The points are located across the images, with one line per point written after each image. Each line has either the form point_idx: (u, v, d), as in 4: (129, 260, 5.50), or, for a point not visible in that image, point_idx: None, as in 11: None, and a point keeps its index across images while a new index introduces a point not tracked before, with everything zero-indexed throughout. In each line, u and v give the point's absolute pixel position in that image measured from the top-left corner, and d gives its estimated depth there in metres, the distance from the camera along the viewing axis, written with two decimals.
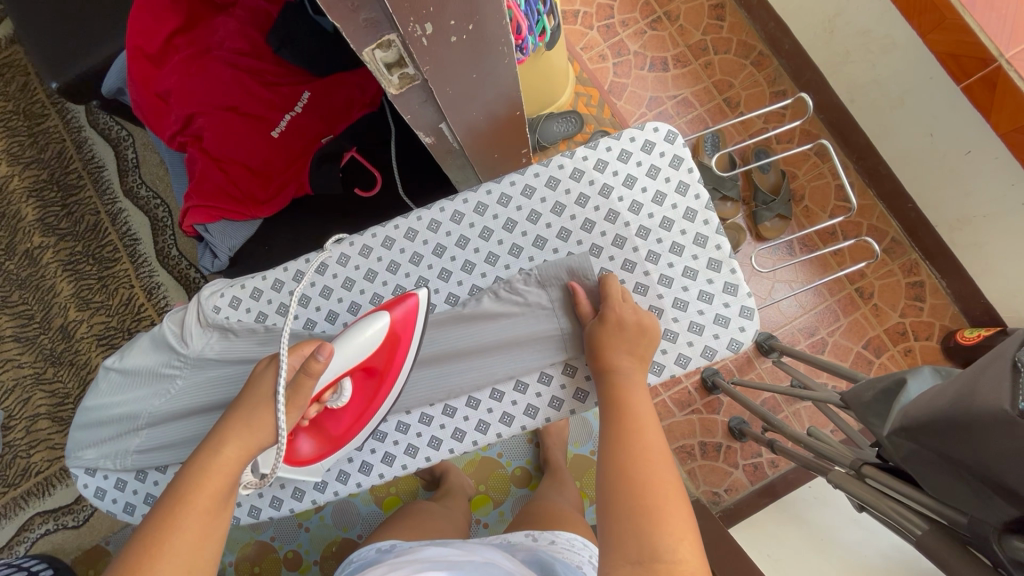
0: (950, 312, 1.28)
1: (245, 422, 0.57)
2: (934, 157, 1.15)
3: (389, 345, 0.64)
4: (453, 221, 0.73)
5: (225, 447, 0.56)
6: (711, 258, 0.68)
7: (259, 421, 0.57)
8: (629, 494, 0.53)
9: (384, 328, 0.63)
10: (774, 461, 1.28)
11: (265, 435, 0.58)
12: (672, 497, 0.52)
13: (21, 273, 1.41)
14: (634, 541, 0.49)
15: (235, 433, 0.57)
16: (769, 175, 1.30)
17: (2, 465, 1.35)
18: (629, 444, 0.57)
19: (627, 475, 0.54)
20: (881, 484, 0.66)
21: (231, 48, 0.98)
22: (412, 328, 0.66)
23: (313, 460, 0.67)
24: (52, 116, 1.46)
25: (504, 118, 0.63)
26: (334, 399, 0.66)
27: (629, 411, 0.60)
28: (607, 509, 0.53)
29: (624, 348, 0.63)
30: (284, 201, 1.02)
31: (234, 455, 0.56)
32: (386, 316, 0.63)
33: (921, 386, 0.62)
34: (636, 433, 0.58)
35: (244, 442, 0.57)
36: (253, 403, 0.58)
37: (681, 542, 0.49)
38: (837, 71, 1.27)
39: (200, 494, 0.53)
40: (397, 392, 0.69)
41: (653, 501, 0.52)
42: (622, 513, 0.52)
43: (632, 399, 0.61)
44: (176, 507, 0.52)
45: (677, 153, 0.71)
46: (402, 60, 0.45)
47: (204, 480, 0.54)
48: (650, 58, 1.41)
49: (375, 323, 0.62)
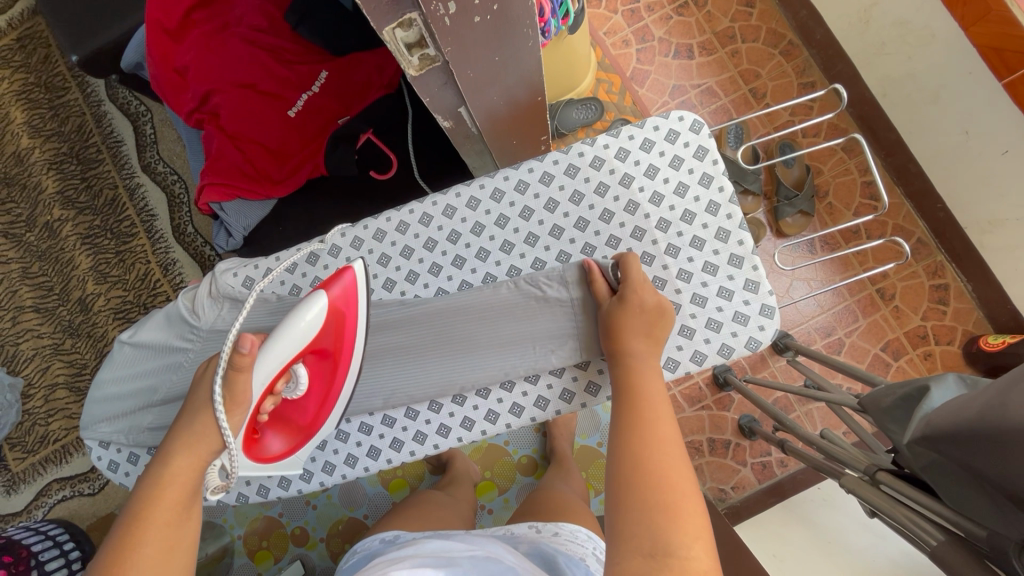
0: (974, 317, 1.24)
1: (189, 430, 0.57)
2: (969, 156, 1.11)
3: (336, 323, 0.62)
4: (469, 207, 0.72)
5: (175, 458, 0.56)
6: (732, 254, 0.66)
7: (204, 428, 0.57)
8: (642, 485, 0.51)
9: (327, 308, 0.60)
10: (783, 460, 1.27)
11: (213, 441, 0.57)
12: (687, 492, 0.51)
13: (41, 245, 1.43)
14: (646, 534, 0.48)
15: (181, 445, 0.56)
16: (793, 170, 1.26)
17: (21, 432, 1.39)
18: (643, 435, 0.55)
19: (642, 466, 0.52)
20: (897, 492, 0.64)
21: (249, 25, 0.98)
22: (355, 302, 0.64)
23: (285, 454, 0.65)
24: (73, 89, 1.47)
25: (524, 103, 0.61)
26: (290, 389, 0.63)
27: (644, 399, 0.58)
28: (621, 499, 0.51)
29: (640, 331, 0.62)
30: (299, 181, 1.01)
31: (185, 464, 0.56)
32: (324, 295, 0.60)
33: (944, 395, 0.60)
34: (651, 424, 0.56)
35: (192, 450, 0.56)
36: (194, 412, 0.57)
37: (695, 540, 0.48)
38: (870, 63, 1.22)
39: (158, 508, 0.53)
40: (355, 367, 0.68)
41: (666, 495, 0.50)
42: (634, 507, 0.50)
43: (647, 388, 0.59)
44: (135, 524, 0.52)
45: (702, 144, 0.68)
46: (423, 40, 0.43)
47: (160, 492, 0.54)
48: (675, 45, 1.37)
49: (314, 306, 0.59)
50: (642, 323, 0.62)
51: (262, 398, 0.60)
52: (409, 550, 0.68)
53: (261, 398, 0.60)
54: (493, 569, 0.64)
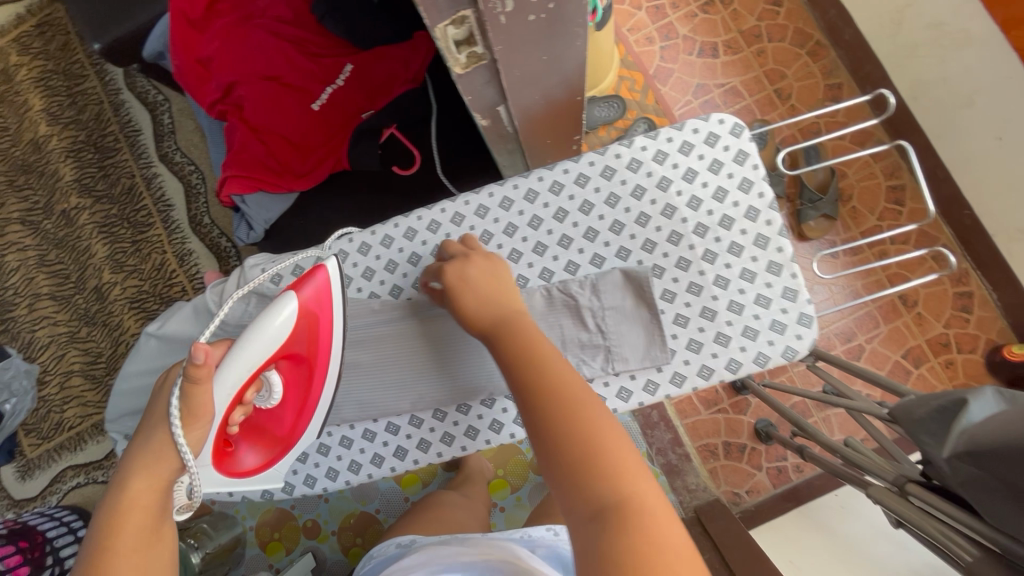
0: (998, 326, 1.22)
1: (147, 452, 0.55)
2: (999, 162, 1.09)
3: (308, 327, 0.61)
4: (501, 207, 0.70)
5: (133, 482, 0.55)
6: (771, 261, 0.65)
7: (161, 450, 0.55)
8: (565, 452, 0.49)
9: (298, 311, 0.59)
10: (799, 465, 1.25)
11: (170, 463, 0.55)
12: (605, 426, 0.50)
13: (58, 232, 1.43)
14: (593, 495, 0.46)
15: (140, 468, 0.55)
16: (817, 172, 1.25)
17: (36, 419, 1.39)
18: (546, 398, 0.52)
19: (553, 427, 0.50)
20: (927, 503, 0.64)
21: (274, 16, 0.98)
22: (328, 302, 0.63)
23: (262, 467, 0.64)
24: (91, 77, 1.47)
25: (563, 102, 0.60)
26: (262, 398, 0.62)
27: (535, 358, 0.55)
28: (550, 469, 0.49)
29: (481, 287, 0.62)
30: (321, 175, 1.00)
31: (145, 488, 0.55)
32: (293, 297, 0.59)
33: (984, 409, 0.58)
34: (551, 382, 0.53)
35: (152, 472, 0.55)
36: (149, 432, 0.56)
37: (635, 473, 0.47)
38: (900, 66, 1.20)
39: (122, 535, 0.53)
40: (333, 374, 0.67)
41: (596, 446, 0.48)
42: (572, 474, 0.48)
43: (535, 347, 0.56)
44: (102, 551, 0.52)
45: (742, 148, 0.67)
46: (473, 38, 0.42)
47: (122, 519, 0.53)
48: (700, 43, 1.35)
49: (286, 308, 0.58)
50: (481, 286, 0.62)
51: (231, 410, 0.58)
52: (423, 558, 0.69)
53: (230, 410, 0.58)
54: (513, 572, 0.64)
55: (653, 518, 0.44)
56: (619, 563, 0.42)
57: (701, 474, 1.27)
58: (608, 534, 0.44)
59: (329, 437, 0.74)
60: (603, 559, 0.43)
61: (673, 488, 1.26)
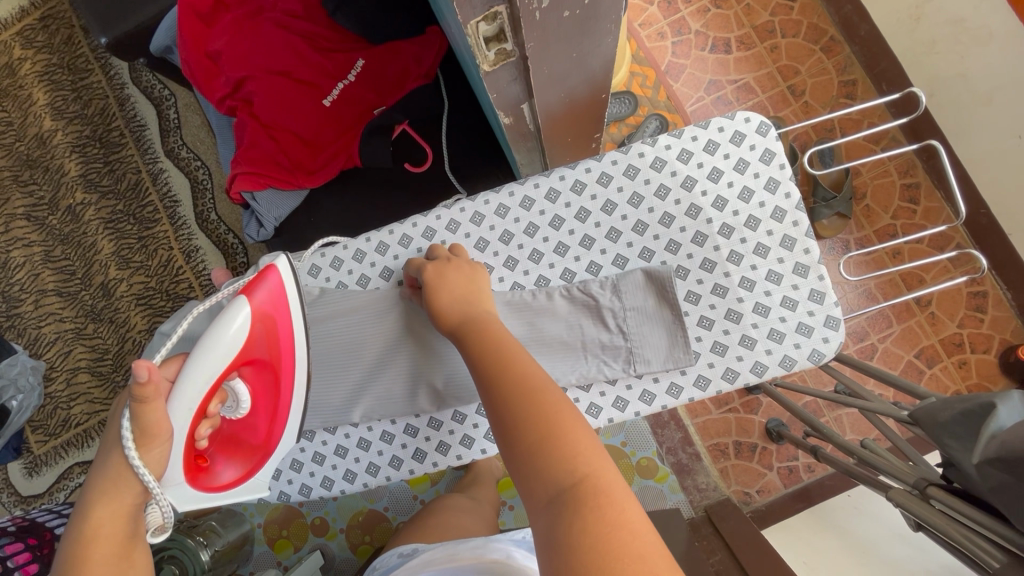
0: (1012, 326, 1.21)
1: (106, 481, 0.56)
2: (1017, 161, 1.08)
3: (266, 332, 0.60)
4: (523, 207, 0.69)
5: (94, 512, 0.55)
6: (798, 262, 0.64)
7: (119, 477, 0.56)
8: (518, 432, 0.49)
9: (252, 315, 0.58)
10: (810, 465, 1.25)
11: (131, 487, 0.56)
12: (562, 412, 0.50)
13: (63, 228, 1.42)
14: (545, 471, 0.46)
15: (100, 498, 0.55)
16: (831, 171, 1.23)
17: (43, 415, 1.39)
18: (502, 383, 0.53)
19: (512, 417, 0.50)
20: (950, 508, 0.63)
21: (284, 10, 0.96)
22: (284, 304, 0.62)
23: (242, 479, 0.63)
24: (96, 72, 1.46)
25: (586, 101, 0.58)
26: (229, 409, 0.61)
27: (494, 346, 0.56)
28: (512, 459, 0.49)
29: (455, 282, 0.63)
30: (331, 172, 0.99)
31: (108, 515, 0.55)
32: (245, 303, 0.57)
33: (1011, 413, 0.57)
34: (507, 367, 0.54)
35: (114, 500, 0.56)
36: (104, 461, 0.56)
37: (586, 447, 0.47)
38: (917, 62, 1.19)
39: (91, 563, 0.54)
40: (303, 377, 0.66)
41: (547, 423, 0.49)
42: (526, 453, 0.48)
43: (495, 336, 0.58)
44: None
45: (768, 147, 0.66)
46: (503, 34, 0.41)
47: (89, 548, 0.54)
48: (712, 39, 1.33)
49: (238, 314, 0.56)
50: (455, 285, 0.63)
51: (195, 424, 0.58)
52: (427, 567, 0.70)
53: (193, 425, 0.57)
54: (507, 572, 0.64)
55: (607, 496, 0.43)
56: (572, 543, 0.41)
57: (712, 473, 1.27)
58: (562, 516, 0.43)
59: (346, 438, 0.73)
60: (557, 540, 0.42)
61: (684, 487, 1.26)
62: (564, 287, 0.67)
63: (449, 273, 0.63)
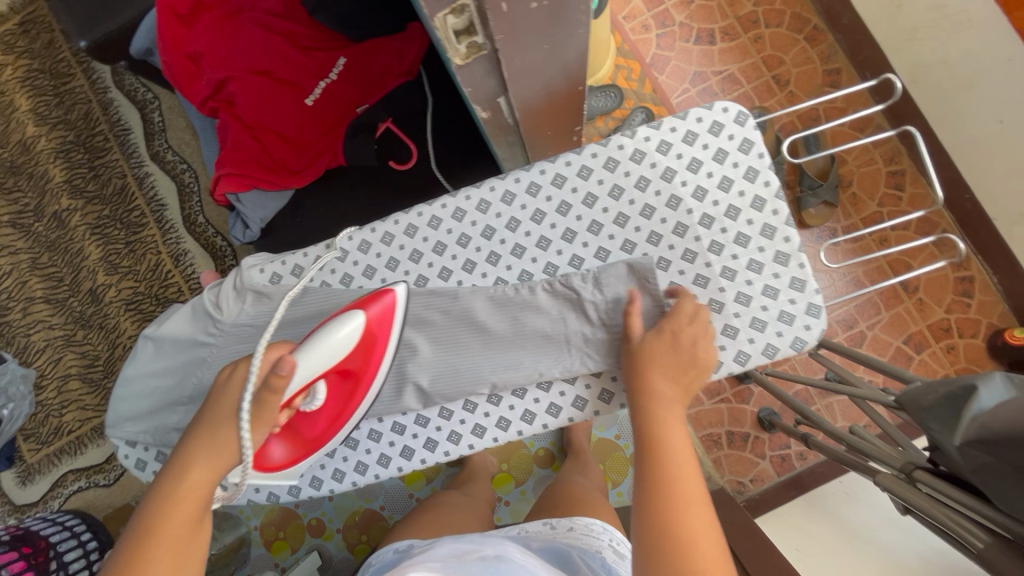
0: (998, 310, 1.22)
1: (212, 440, 0.54)
2: (999, 145, 1.09)
3: (364, 346, 0.61)
4: (504, 202, 0.69)
5: (192, 469, 0.53)
6: (778, 251, 0.64)
7: (225, 441, 0.54)
8: (663, 538, 0.52)
9: (360, 328, 0.59)
10: (803, 453, 1.25)
11: (232, 456, 0.54)
12: (707, 547, 0.51)
13: (50, 235, 1.41)
14: None
15: (203, 456, 0.53)
16: (817, 159, 1.24)
17: (35, 423, 1.38)
18: (664, 483, 0.55)
19: (658, 522, 0.53)
20: (936, 491, 0.64)
21: (265, 10, 0.96)
22: (389, 325, 0.63)
23: (285, 465, 0.63)
24: (78, 76, 1.44)
25: (564, 94, 0.58)
26: (306, 402, 0.61)
27: (666, 440, 0.57)
28: (643, 555, 0.52)
29: (669, 365, 0.60)
30: (317, 171, 0.99)
31: (202, 477, 0.53)
32: (360, 314, 0.59)
33: (992, 395, 0.57)
34: (674, 469, 0.55)
35: (213, 463, 0.53)
36: (218, 419, 0.54)
37: None
38: (900, 49, 1.19)
39: (170, 522, 0.51)
40: (375, 392, 0.66)
41: (692, 548, 0.51)
42: (661, 561, 0.51)
43: (669, 429, 0.58)
44: (144, 536, 0.50)
45: (747, 136, 0.66)
46: (473, 27, 0.41)
47: (174, 506, 0.52)
48: (696, 30, 1.33)
49: (350, 323, 0.59)
50: (666, 361, 0.60)
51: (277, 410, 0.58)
52: (421, 557, 0.70)
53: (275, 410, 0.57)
54: (503, 567, 0.65)
55: None
56: None
57: (705, 464, 1.27)
58: None
59: None
60: None
61: None
62: (547, 282, 0.66)
63: (667, 355, 0.61)
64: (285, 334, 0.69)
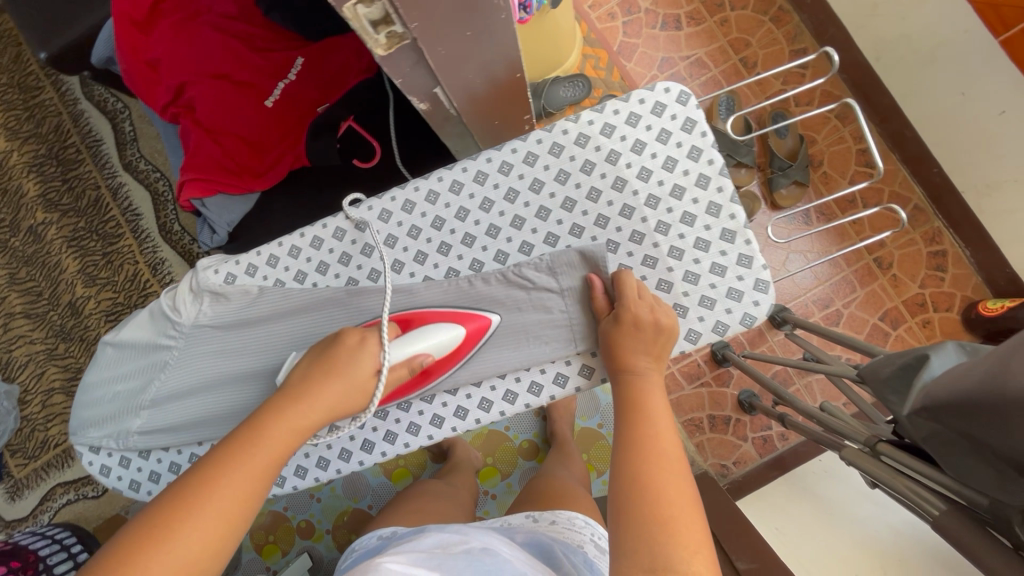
0: (972, 283, 1.23)
1: (348, 377, 0.59)
2: (964, 118, 1.10)
3: (447, 356, 0.64)
4: (452, 191, 0.69)
5: (321, 392, 0.59)
6: (724, 228, 0.65)
7: (355, 386, 0.60)
8: (642, 502, 0.53)
9: (452, 338, 0.64)
10: (784, 434, 1.25)
11: (353, 404, 0.60)
12: (685, 511, 0.53)
13: (27, 249, 1.41)
14: (647, 550, 0.50)
15: (336, 385, 0.59)
16: (787, 141, 1.25)
17: (21, 438, 1.38)
18: (643, 453, 0.56)
19: (638, 486, 0.54)
20: (897, 462, 0.64)
21: (220, 12, 0.96)
22: (471, 348, 0.65)
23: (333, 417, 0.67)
24: (47, 89, 1.43)
25: (504, 81, 0.59)
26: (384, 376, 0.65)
27: (646, 412, 0.59)
28: (621, 519, 0.54)
29: (642, 350, 0.61)
30: (280, 173, 0.99)
31: (326, 404, 0.59)
32: (460, 328, 0.64)
33: (945, 363, 0.57)
34: (653, 438, 0.57)
35: (339, 396, 0.59)
36: (359, 360, 0.60)
37: (695, 554, 0.50)
38: (863, 26, 1.19)
39: (281, 428, 0.57)
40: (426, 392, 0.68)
41: (669, 512, 0.52)
42: (637, 523, 0.52)
43: (651, 403, 0.60)
44: (251, 435, 0.56)
45: (689, 116, 0.67)
46: (389, 17, 0.41)
47: (292, 416, 0.58)
48: (662, 16, 1.33)
49: (446, 331, 0.64)
50: (637, 345, 0.61)
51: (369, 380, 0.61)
52: (404, 546, 0.69)
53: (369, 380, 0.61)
54: (490, 562, 0.65)
55: None
56: None
57: (689, 449, 1.26)
58: None
59: None
60: None
61: None
62: (499, 272, 0.66)
63: (630, 341, 0.61)
64: (244, 333, 0.70)
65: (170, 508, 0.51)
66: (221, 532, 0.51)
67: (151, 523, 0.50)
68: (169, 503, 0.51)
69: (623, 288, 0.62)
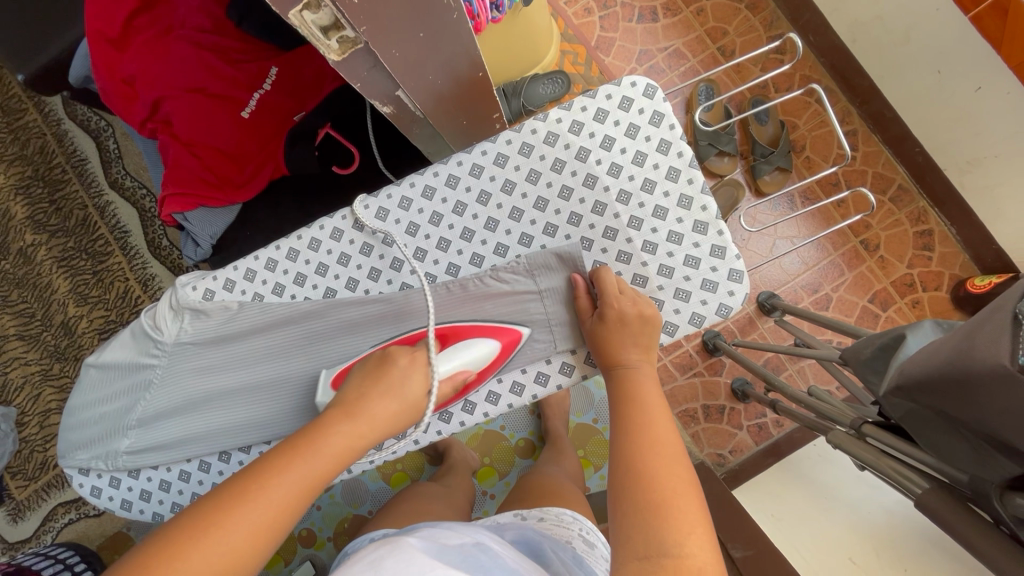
0: (960, 260, 1.23)
1: (407, 392, 0.60)
2: (941, 97, 1.10)
3: (484, 370, 0.64)
4: (425, 197, 0.69)
5: (380, 403, 0.59)
6: (696, 220, 0.66)
7: (410, 403, 0.60)
8: (637, 490, 0.53)
9: (484, 351, 0.63)
10: (778, 420, 1.26)
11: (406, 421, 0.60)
12: (682, 496, 0.52)
13: (17, 271, 1.40)
14: (641, 536, 0.50)
15: (396, 398, 0.59)
16: (767, 127, 1.24)
17: (20, 460, 1.38)
18: (637, 443, 0.57)
19: (633, 475, 0.54)
20: (884, 443, 0.63)
21: (192, 26, 0.94)
22: (503, 361, 0.65)
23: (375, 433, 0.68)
24: (30, 110, 1.43)
25: (466, 80, 0.59)
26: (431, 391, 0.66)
27: (639, 403, 0.60)
28: (616, 509, 0.53)
29: (630, 342, 0.62)
30: (262, 181, 1.00)
31: (382, 417, 0.59)
32: (495, 342, 0.64)
33: (921, 341, 0.58)
34: (647, 427, 0.58)
35: (395, 411, 0.59)
36: (417, 376, 0.61)
37: (689, 535, 0.49)
38: (837, 9, 1.19)
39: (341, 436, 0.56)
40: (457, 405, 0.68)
41: (663, 497, 0.52)
42: (632, 511, 0.52)
43: (645, 394, 0.60)
44: (312, 441, 0.55)
45: (657, 109, 0.67)
46: (339, 22, 0.41)
47: (353, 425, 0.57)
48: (639, 9, 1.33)
49: (483, 346, 0.64)
50: (626, 339, 0.62)
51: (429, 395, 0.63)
52: None
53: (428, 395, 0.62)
54: (485, 556, 0.64)
55: None
56: None
57: (684, 440, 1.26)
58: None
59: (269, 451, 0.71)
60: None
61: None
62: (477, 276, 0.67)
63: (618, 335, 0.61)
64: (226, 347, 0.70)
65: (228, 493, 0.50)
66: (261, 537, 0.49)
67: (203, 510, 0.49)
68: (226, 492, 0.50)
69: (603, 288, 0.63)
